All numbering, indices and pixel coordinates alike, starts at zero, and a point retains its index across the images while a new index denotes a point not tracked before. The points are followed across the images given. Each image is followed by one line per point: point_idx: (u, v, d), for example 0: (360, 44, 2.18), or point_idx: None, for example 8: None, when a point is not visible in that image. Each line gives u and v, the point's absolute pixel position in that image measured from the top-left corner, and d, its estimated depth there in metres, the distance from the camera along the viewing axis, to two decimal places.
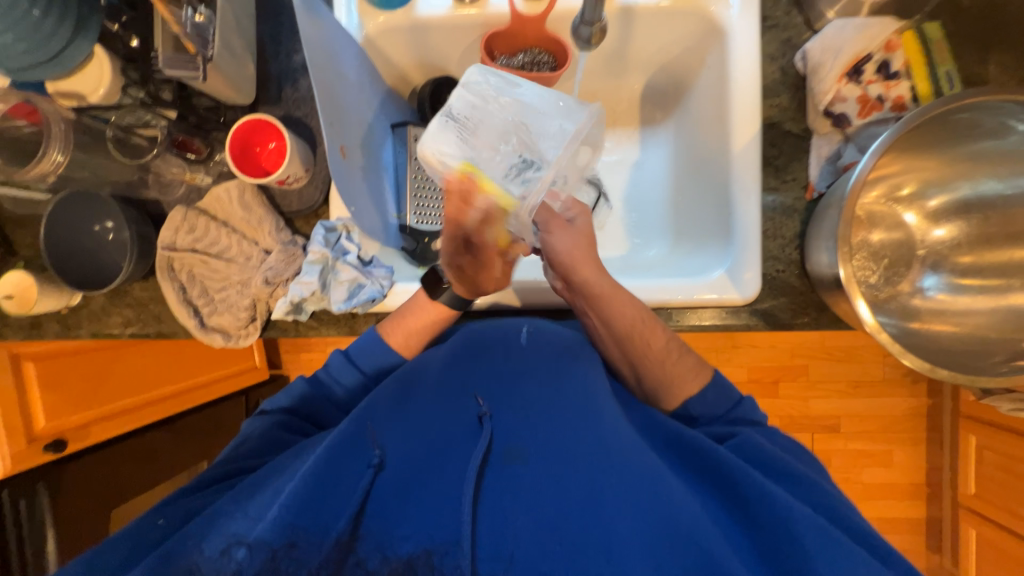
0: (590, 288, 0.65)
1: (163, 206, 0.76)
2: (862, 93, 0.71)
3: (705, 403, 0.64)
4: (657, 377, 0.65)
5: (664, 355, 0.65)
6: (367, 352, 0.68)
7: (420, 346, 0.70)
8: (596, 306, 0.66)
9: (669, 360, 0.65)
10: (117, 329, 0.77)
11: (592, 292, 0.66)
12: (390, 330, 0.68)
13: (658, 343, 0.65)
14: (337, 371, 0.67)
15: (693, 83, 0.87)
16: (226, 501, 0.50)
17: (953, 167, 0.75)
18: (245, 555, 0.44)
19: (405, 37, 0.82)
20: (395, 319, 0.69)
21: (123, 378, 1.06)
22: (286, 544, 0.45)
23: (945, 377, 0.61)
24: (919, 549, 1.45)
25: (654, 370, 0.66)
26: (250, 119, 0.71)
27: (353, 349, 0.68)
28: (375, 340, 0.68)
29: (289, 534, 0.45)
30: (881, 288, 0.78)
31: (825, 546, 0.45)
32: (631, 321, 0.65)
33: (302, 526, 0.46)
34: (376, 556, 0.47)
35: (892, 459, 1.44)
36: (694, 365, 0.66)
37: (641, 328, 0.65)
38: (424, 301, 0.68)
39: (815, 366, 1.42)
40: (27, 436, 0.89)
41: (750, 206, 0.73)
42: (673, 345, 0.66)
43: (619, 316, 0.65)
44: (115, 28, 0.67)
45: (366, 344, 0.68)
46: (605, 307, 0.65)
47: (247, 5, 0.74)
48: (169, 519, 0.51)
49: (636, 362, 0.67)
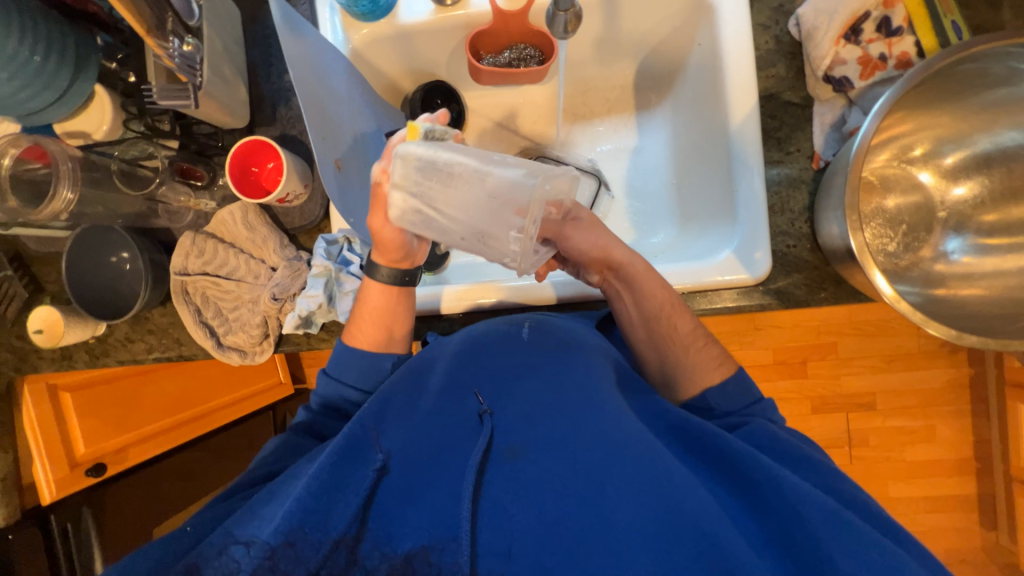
0: (626, 268, 0.66)
1: (173, 233, 0.79)
2: (862, 53, 0.67)
3: (725, 395, 0.62)
4: (678, 359, 0.65)
5: (690, 340, 0.65)
6: (344, 367, 0.66)
7: (385, 334, 0.66)
8: (632, 286, 0.66)
9: (694, 347, 0.65)
10: (141, 355, 0.80)
11: (623, 272, 0.67)
12: (352, 335, 0.67)
13: (685, 327, 0.66)
14: (321, 391, 0.66)
15: (685, 63, 0.85)
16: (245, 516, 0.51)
17: (968, 121, 0.70)
18: (242, 554, 0.46)
19: (391, 45, 0.83)
20: (352, 320, 0.67)
21: (154, 401, 1.09)
22: (283, 543, 0.46)
23: (975, 343, 0.58)
24: (972, 528, 1.38)
25: (676, 354, 0.66)
26: (248, 141, 0.73)
27: (329, 366, 0.66)
28: (346, 351, 0.66)
29: (287, 535, 0.46)
30: (901, 256, 0.73)
31: (833, 527, 0.45)
32: (661, 302, 0.66)
33: (303, 527, 0.47)
34: (375, 554, 0.49)
35: (934, 434, 1.37)
36: (718, 355, 0.65)
37: (669, 313, 0.66)
38: (367, 284, 0.65)
39: (843, 343, 1.37)
40: (70, 461, 0.94)
41: (754, 182, 0.71)
42: (699, 331, 0.66)
43: (649, 295, 0.66)
44: (112, 66, 0.70)
45: (337, 357, 0.66)
46: (642, 287, 0.66)
47: (235, 31, 0.76)
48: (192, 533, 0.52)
49: (660, 344, 0.67)
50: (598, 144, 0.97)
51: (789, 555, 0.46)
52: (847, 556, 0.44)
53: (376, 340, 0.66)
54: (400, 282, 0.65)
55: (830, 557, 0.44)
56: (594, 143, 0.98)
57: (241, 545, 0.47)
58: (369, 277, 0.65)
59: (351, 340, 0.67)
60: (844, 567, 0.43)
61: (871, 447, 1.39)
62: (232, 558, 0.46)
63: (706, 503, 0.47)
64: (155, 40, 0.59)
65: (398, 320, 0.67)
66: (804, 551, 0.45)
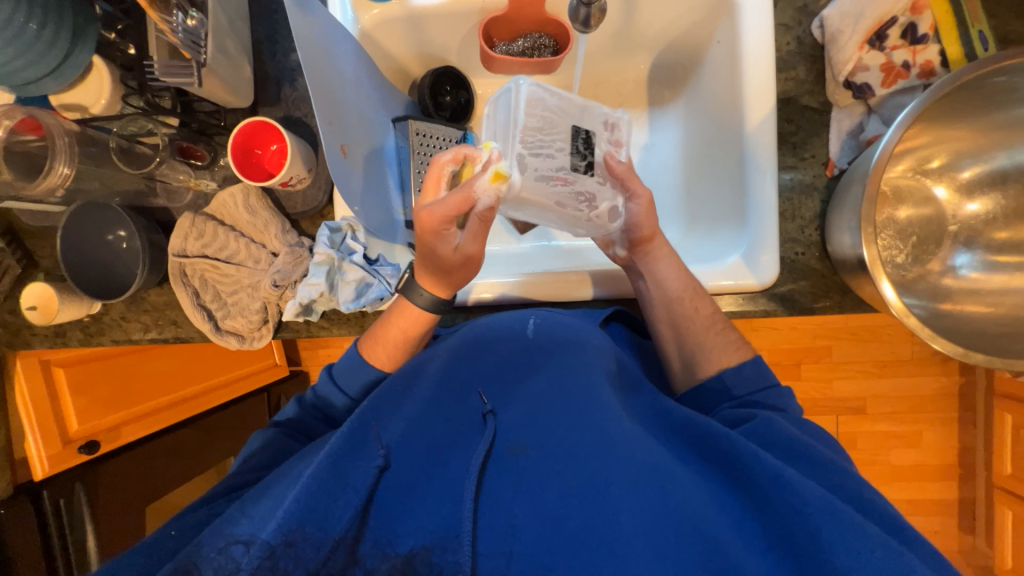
0: (653, 245, 0.69)
1: (172, 213, 0.77)
2: (886, 60, 0.66)
3: (741, 377, 0.63)
4: (695, 340, 0.66)
5: (709, 324, 0.66)
6: (352, 378, 0.66)
7: (400, 354, 0.66)
8: (654, 265, 0.69)
9: (713, 329, 0.66)
10: (137, 335, 0.79)
11: (651, 251, 0.69)
12: (367, 346, 0.66)
13: (705, 309, 0.67)
14: (321, 388, 0.67)
15: (702, 59, 0.84)
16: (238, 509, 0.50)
17: (987, 135, 0.70)
18: (241, 552, 0.46)
19: (402, 28, 0.80)
20: (371, 334, 0.66)
21: (149, 379, 1.08)
22: (284, 541, 0.46)
23: (980, 361, 0.58)
24: (952, 531, 1.41)
25: (694, 338, 0.67)
26: (252, 121, 0.70)
27: (335, 367, 0.67)
28: (357, 361, 0.65)
29: (287, 533, 0.46)
30: (908, 268, 0.73)
31: (843, 531, 0.44)
32: (682, 286, 0.67)
33: (304, 526, 0.47)
34: (376, 553, 0.48)
35: (922, 440, 1.39)
36: (735, 339, 0.66)
37: (690, 297, 0.67)
38: (401, 305, 0.64)
39: (838, 347, 1.38)
40: (63, 438, 0.93)
41: (766, 187, 0.70)
42: (717, 317, 0.67)
43: (673, 278, 0.68)
44: (110, 36, 0.67)
45: (345, 366, 0.66)
46: (662, 265, 0.68)
47: (241, 6, 0.73)
48: (181, 531, 0.52)
49: (681, 327, 0.67)
50: None
51: (796, 563, 0.45)
52: (852, 560, 0.43)
53: (391, 359, 0.66)
54: (438, 310, 0.64)
55: (833, 559, 0.43)
56: None
57: (240, 544, 0.46)
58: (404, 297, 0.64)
59: (371, 357, 0.65)
60: (851, 571, 0.42)
61: (859, 450, 1.41)
62: (231, 557, 0.46)
63: (707, 510, 0.48)
64: (156, 12, 0.59)
65: (421, 337, 0.66)
66: (817, 561, 0.44)
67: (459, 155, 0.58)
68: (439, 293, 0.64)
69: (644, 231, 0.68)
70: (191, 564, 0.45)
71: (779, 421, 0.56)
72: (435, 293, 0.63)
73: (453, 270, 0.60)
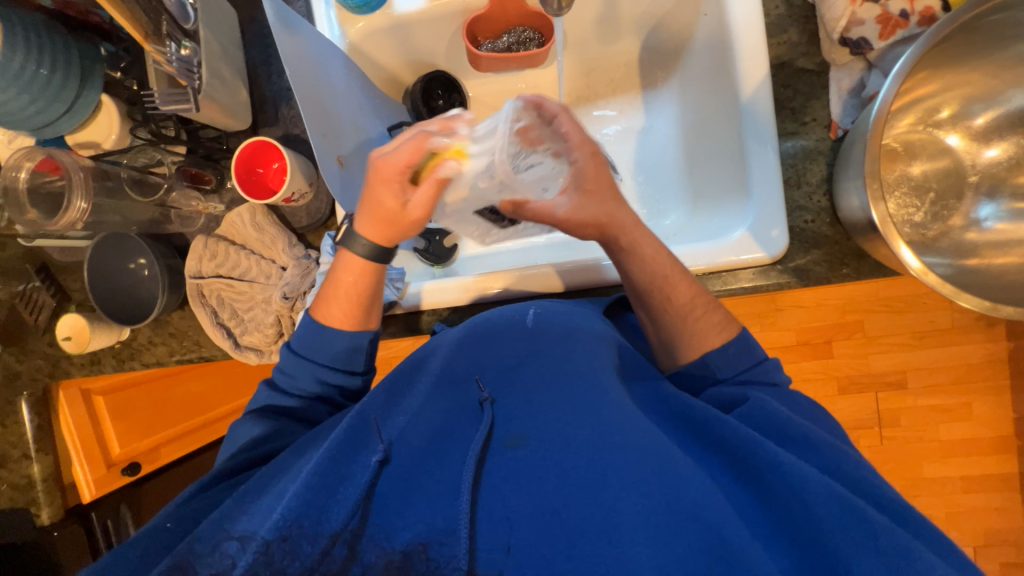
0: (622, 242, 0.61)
1: (186, 237, 0.80)
2: (881, 11, 0.64)
3: (726, 359, 0.59)
4: (674, 329, 0.62)
5: (686, 310, 0.61)
6: (316, 348, 0.61)
7: (353, 316, 0.62)
8: (621, 262, 0.63)
9: (693, 317, 0.61)
10: (164, 358, 0.82)
11: (624, 245, 0.61)
12: (319, 310, 0.62)
13: (682, 296, 0.61)
14: (285, 367, 0.62)
15: (691, 37, 0.82)
16: (232, 504, 0.50)
17: (997, 77, 0.67)
18: (236, 549, 0.46)
19: (389, 37, 0.82)
20: (322, 296, 0.63)
21: (181, 401, 1.13)
22: (279, 537, 0.46)
23: (1011, 314, 0.55)
24: (1014, 508, 1.32)
25: (674, 325, 0.62)
26: (252, 143, 0.74)
27: (295, 340, 0.63)
28: (313, 327, 0.62)
29: (282, 528, 0.46)
30: (929, 226, 0.69)
31: (841, 514, 0.43)
32: (655, 275, 0.61)
33: (301, 520, 0.47)
34: (374, 549, 0.49)
35: (970, 412, 1.31)
36: (725, 319, 0.62)
37: (662, 284, 0.61)
38: (345, 257, 0.62)
39: (870, 320, 1.31)
40: (106, 462, 0.98)
41: (767, 156, 0.68)
42: (698, 300, 0.61)
43: (637, 270, 0.62)
44: (116, 75, 0.73)
45: (306, 337, 0.62)
46: (631, 260, 0.62)
47: (233, 34, 0.76)
48: (178, 522, 0.52)
49: (656, 317, 0.63)
50: (604, 127, 0.95)
51: (800, 554, 0.44)
52: (853, 545, 0.42)
53: (342, 318, 0.62)
54: (378, 259, 0.62)
55: (837, 548, 0.42)
56: (599, 126, 0.95)
57: (235, 541, 0.47)
58: (347, 248, 0.61)
59: (323, 318, 0.62)
60: (854, 564, 0.42)
61: (902, 427, 1.34)
62: (226, 554, 0.46)
63: (715, 493, 0.47)
64: (153, 46, 0.61)
65: (369, 297, 0.63)
66: (813, 543, 0.43)
67: (445, 125, 0.59)
68: (384, 244, 0.61)
69: (600, 219, 0.60)
70: (187, 563, 0.45)
71: (771, 402, 0.54)
72: (373, 241, 0.60)
73: (393, 224, 0.59)
